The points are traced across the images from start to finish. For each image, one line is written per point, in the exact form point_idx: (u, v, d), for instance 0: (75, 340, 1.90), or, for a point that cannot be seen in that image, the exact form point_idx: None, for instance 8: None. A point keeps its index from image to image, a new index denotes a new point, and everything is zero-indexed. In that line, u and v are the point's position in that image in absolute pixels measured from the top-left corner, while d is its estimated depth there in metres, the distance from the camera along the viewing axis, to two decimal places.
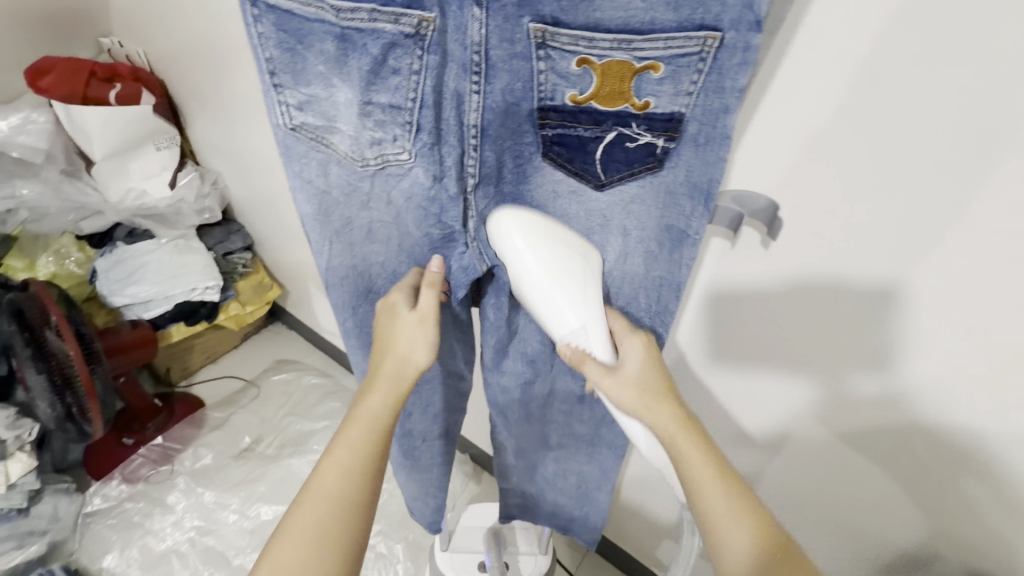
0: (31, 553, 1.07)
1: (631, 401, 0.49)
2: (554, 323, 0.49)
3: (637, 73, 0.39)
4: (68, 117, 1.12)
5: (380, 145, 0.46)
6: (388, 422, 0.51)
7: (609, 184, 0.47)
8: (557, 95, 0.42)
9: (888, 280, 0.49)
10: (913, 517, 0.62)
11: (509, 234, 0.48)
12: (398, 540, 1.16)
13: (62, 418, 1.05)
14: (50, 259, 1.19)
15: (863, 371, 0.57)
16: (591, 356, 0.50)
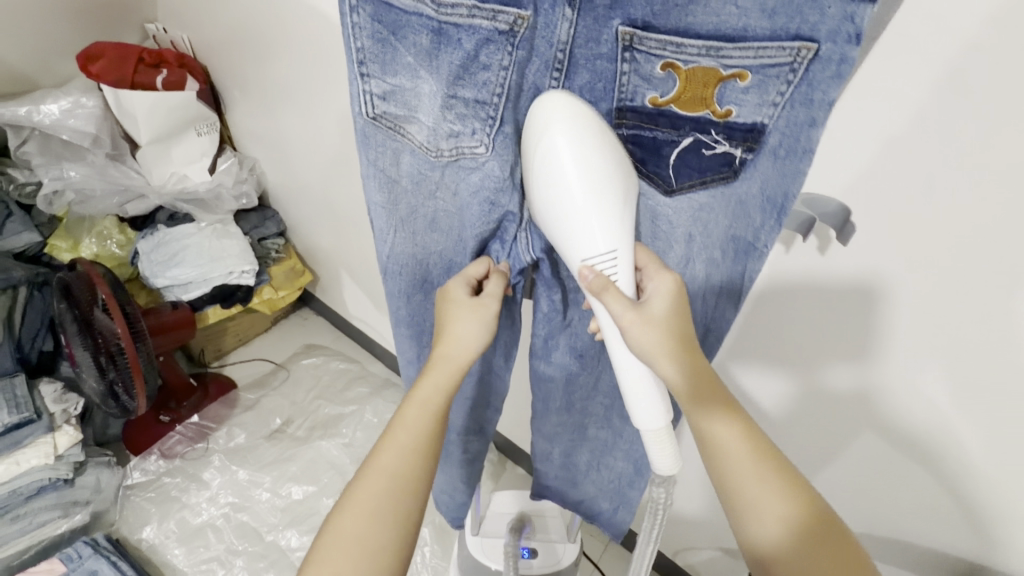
0: (76, 522, 1.13)
1: (652, 343, 0.45)
2: (577, 243, 0.45)
3: (723, 81, 0.40)
4: (116, 102, 1.15)
5: (457, 137, 0.47)
6: (440, 406, 0.51)
7: (679, 190, 0.46)
8: (638, 97, 0.43)
9: (868, 279, 0.54)
10: (945, 515, 0.63)
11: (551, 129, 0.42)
12: (425, 523, 1.19)
13: (106, 394, 1.10)
14: (93, 240, 1.23)
15: (840, 364, 0.62)
16: (615, 286, 0.45)
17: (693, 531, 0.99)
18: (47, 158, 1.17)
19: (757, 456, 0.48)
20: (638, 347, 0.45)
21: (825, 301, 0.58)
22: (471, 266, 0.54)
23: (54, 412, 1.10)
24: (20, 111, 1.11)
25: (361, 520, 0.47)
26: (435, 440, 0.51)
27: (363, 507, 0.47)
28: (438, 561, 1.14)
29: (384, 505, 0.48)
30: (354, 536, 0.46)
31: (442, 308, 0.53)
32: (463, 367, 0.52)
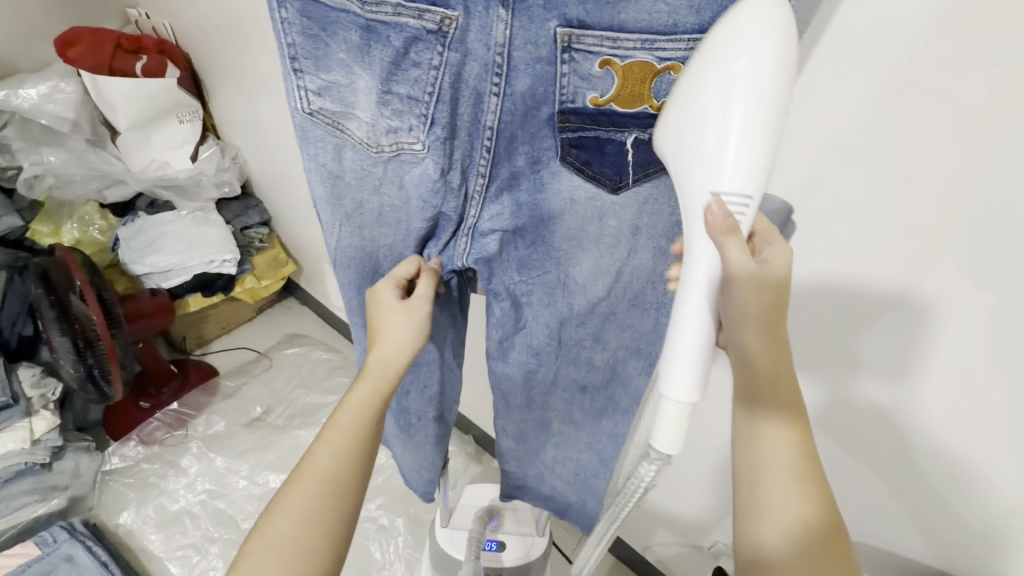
0: (53, 506, 1.13)
1: (752, 306, 0.40)
2: (710, 174, 0.36)
3: (659, 74, 0.40)
4: (95, 87, 1.14)
5: (395, 133, 0.47)
6: (376, 409, 0.52)
7: (624, 186, 0.47)
8: (579, 97, 0.43)
9: (903, 286, 0.50)
10: (904, 520, 0.64)
11: (736, 52, 0.34)
12: (400, 514, 1.20)
13: (84, 379, 1.08)
14: (75, 226, 1.23)
15: (872, 375, 0.58)
16: (739, 233, 0.37)
17: (662, 526, 1.00)
18: (27, 141, 1.16)
19: (801, 465, 0.47)
20: (734, 306, 0.40)
21: (854, 309, 0.55)
22: (399, 266, 0.56)
23: (31, 397, 1.11)
24: None
25: (293, 522, 0.47)
26: (367, 440, 0.51)
27: (294, 508, 0.48)
28: (411, 551, 1.15)
29: (314, 508, 0.48)
30: (284, 540, 0.47)
31: (372, 316, 0.56)
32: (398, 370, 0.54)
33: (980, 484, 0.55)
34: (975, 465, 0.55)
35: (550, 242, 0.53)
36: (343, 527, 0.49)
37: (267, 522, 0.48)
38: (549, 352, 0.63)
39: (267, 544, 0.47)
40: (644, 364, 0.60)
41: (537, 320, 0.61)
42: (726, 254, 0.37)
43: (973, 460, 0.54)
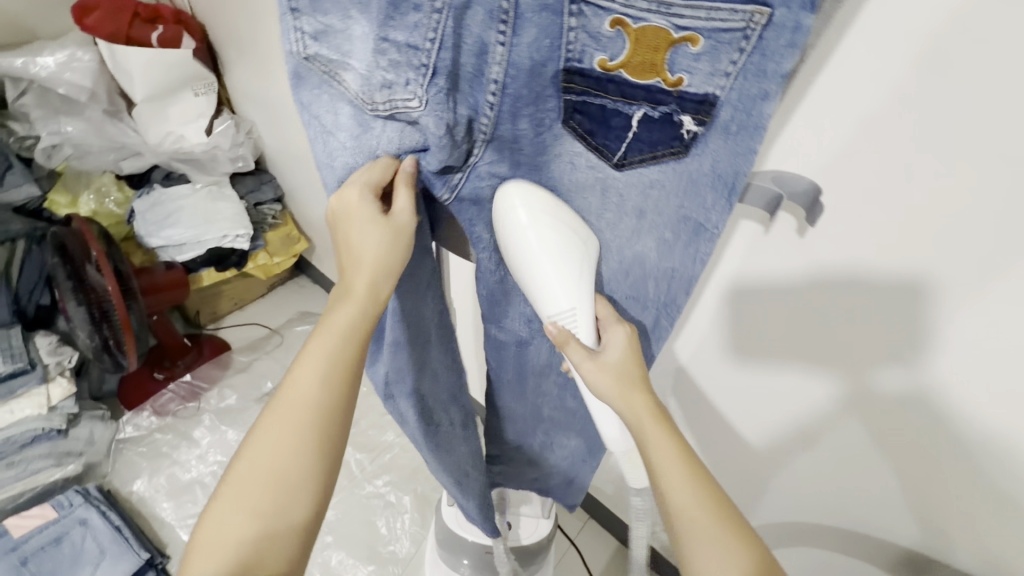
0: (69, 472, 1.15)
1: (608, 388, 0.49)
2: (544, 301, 0.48)
3: (674, 44, 0.33)
4: (112, 56, 1.14)
5: (390, 89, 0.36)
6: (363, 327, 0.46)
7: (627, 164, 0.40)
8: (586, 58, 0.36)
9: (912, 278, 0.43)
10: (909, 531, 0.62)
11: (514, 207, 0.43)
12: (407, 492, 1.21)
13: (99, 349, 1.10)
14: (91, 197, 1.24)
15: (889, 363, 0.50)
16: (576, 339, 0.49)
17: None
18: (44, 110, 1.16)
19: (711, 505, 0.45)
20: (596, 390, 0.49)
21: (865, 299, 0.47)
22: (371, 169, 0.40)
23: (48, 363, 1.12)
24: (17, 62, 1.10)
25: (276, 448, 0.44)
26: (356, 366, 0.47)
27: (278, 433, 0.44)
28: (417, 528, 1.16)
29: (295, 436, 0.44)
30: (266, 467, 0.44)
31: (336, 217, 0.44)
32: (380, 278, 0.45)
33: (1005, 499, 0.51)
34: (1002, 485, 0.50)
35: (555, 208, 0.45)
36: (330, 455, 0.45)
37: (251, 447, 0.45)
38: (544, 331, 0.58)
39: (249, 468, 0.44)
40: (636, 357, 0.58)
41: (521, 295, 0.55)
42: (571, 356, 0.49)
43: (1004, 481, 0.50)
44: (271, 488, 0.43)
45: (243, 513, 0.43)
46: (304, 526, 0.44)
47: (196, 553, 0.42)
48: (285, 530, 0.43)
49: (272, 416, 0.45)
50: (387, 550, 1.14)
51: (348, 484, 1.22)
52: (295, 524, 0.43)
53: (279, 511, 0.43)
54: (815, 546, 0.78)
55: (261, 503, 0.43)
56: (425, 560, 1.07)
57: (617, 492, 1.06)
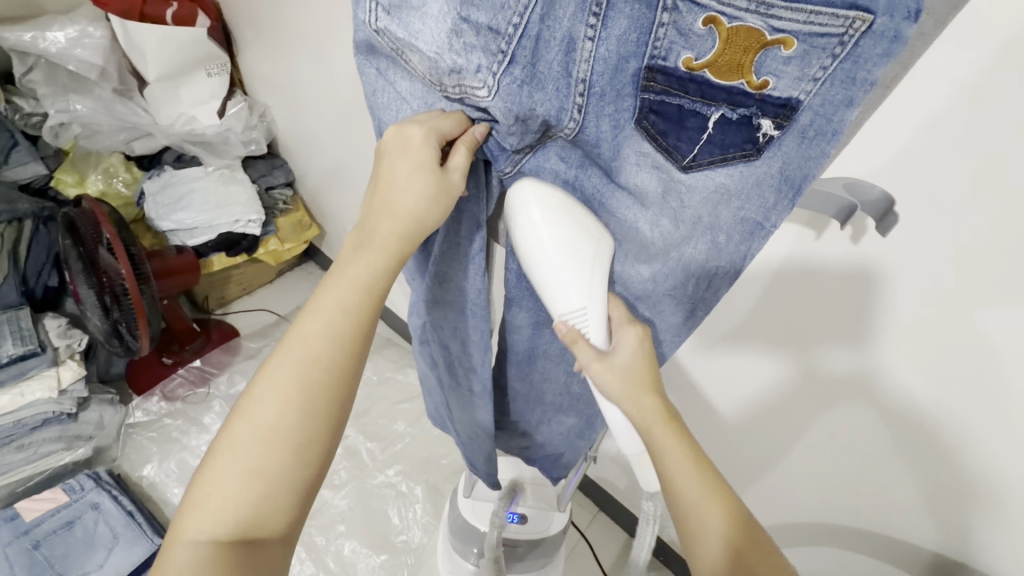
0: (79, 455, 1.15)
1: (616, 389, 0.46)
2: (554, 298, 0.44)
3: (765, 47, 0.32)
4: (124, 33, 1.10)
5: (459, 74, 0.37)
6: (377, 289, 0.44)
7: (695, 167, 0.38)
8: (672, 56, 0.34)
9: (859, 261, 0.51)
10: (925, 528, 0.64)
11: (527, 204, 0.42)
12: (419, 482, 1.22)
13: (110, 333, 1.11)
14: (99, 177, 1.21)
15: (839, 345, 0.59)
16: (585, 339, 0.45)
17: None
18: (53, 87, 1.13)
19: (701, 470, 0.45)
20: (604, 392, 0.46)
21: (819, 288, 0.56)
22: (443, 120, 0.41)
23: (59, 346, 1.11)
24: (26, 36, 1.06)
25: (277, 406, 0.42)
26: (368, 321, 0.44)
27: (282, 387, 0.42)
28: (429, 519, 1.17)
29: (303, 394, 0.42)
30: (266, 424, 0.41)
31: (385, 153, 0.42)
32: (407, 226, 0.43)
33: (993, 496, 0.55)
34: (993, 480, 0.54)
35: (607, 204, 0.45)
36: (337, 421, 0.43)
37: (251, 396, 0.42)
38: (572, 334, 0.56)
39: (247, 420, 0.42)
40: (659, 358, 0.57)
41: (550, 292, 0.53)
42: (579, 356, 0.46)
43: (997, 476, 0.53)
44: (272, 446, 0.41)
45: (242, 469, 0.41)
46: (307, 482, 0.43)
47: (193, 503, 0.41)
48: (284, 487, 0.42)
49: (273, 371, 0.43)
50: (399, 539, 1.14)
51: (359, 472, 1.22)
52: (296, 480, 0.42)
53: (280, 469, 0.41)
54: (830, 543, 0.79)
55: (263, 453, 0.41)
56: (437, 550, 1.07)
57: (630, 487, 1.07)
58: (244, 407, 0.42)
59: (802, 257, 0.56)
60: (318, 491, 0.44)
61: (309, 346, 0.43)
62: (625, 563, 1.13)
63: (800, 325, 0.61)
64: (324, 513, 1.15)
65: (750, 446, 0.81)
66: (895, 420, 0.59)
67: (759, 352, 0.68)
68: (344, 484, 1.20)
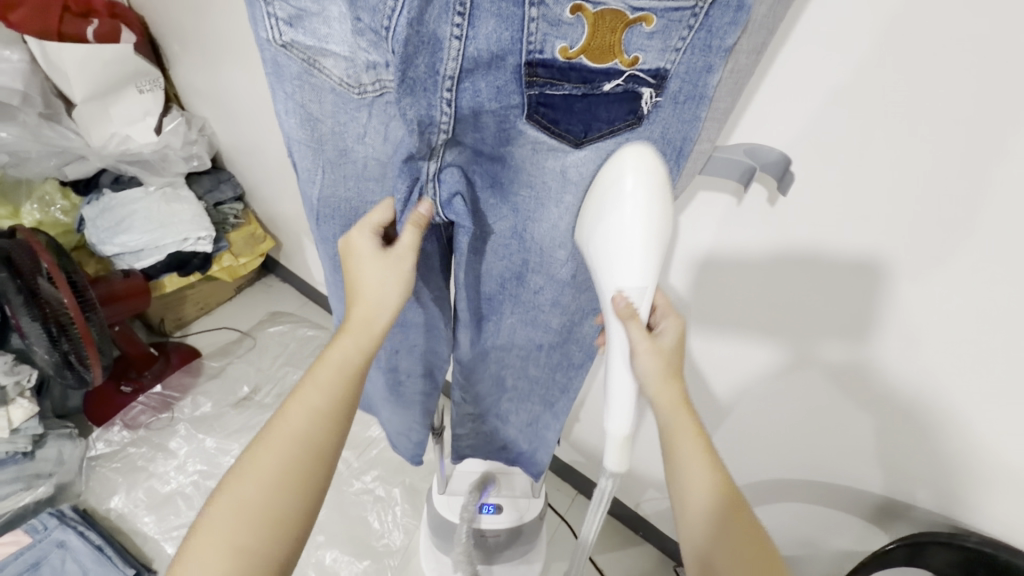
0: (39, 495, 1.11)
1: (654, 373, 0.45)
2: (612, 268, 0.42)
3: (629, 26, 0.35)
4: (44, 54, 1.07)
5: (375, 70, 0.42)
6: (357, 368, 0.49)
7: (587, 142, 0.42)
8: (547, 49, 0.37)
9: (869, 251, 0.52)
10: (868, 470, 0.70)
11: (621, 179, 0.40)
12: (396, 484, 1.22)
13: (60, 364, 1.04)
14: (35, 206, 1.16)
15: (835, 338, 0.61)
16: (640, 318, 0.43)
17: (653, 486, 1.03)
18: None
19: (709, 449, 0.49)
20: (641, 373, 0.45)
21: (821, 276, 0.57)
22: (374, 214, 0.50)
23: (8, 384, 1.07)
24: None
25: (266, 483, 0.45)
26: (347, 402, 0.48)
27: (268, 468, 0.46)
28: (410, 519, 1.17)
29: (284, 470, 0.46)
30: (254, 506, 0.45)
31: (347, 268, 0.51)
32: (376, 325, 0.49)
33: (946, 424, 0.58)
34: (949, 413, 0.57)
35: (509, 186, 0.49)
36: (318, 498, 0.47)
37: (242, 467, 0.47)
38: (503, 301, 0.61)
39: (236, 494, 0.45)
40: (600, 323, 0.61)
41: (479, 266, 0.57)
42: (630, 334, 0.43)
43: (956, 410, 0.56)
44: (252, 521, 0.45)
45: (222, 543, 0.44)
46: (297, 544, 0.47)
47: None
48: (275, 559, 0.45)
49: (259, 459, 0.46)
50: (380, 543, 1.14)
51: (335, 482, 1.21)
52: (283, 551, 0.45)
53: (261, 551, 0.44)
54: (792, 496, 0.83)
55: (245, 531, 0.44)
56: (420, 549, 1.08)
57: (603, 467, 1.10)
58: (223, 497, 0.46)
59: (782, 228, 0.57)
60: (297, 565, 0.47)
61: (290, 421, 0.47)
62: (607, 541, 1.15)
63: (771, 303, 0.64)
64: None
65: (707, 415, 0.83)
66: (888, 399, 0.62)
67: (717, 325, 0.72)
68: None
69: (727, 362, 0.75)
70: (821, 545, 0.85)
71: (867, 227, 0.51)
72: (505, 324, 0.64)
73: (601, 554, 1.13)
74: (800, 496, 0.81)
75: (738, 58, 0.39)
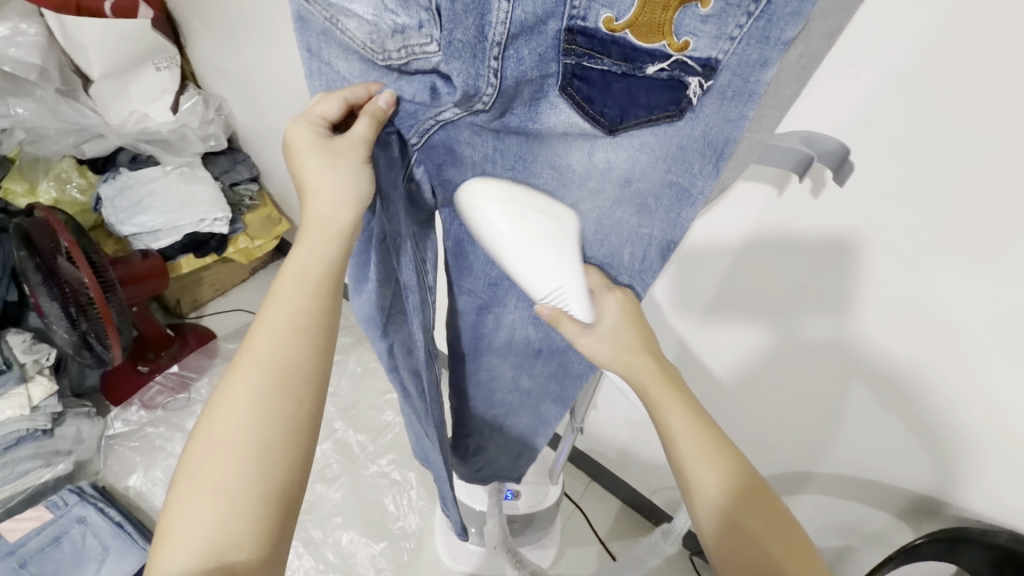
0: (59, 471, 1.11)
1: (608, 352, 0.51)
2: (531, 286, 0.46)
3: (684, 4, 0.33)
4: (61, 29, 1.05)
5: (403, 34, 0.37)
6: (321, 273, 0.47)
7: (622, 130, 0.40)
8: (591, 16, 0.34)
9: (839, 230, 0.54)
10: (894, 467, 0.69)
11: (482, 205, 0.43)
12: (412, 469, 1.23)
13: (79, 345, 1.06)
14: (51, 184, 1.15)
15: (818, 314, 0.63)
16: (567, 317, 0.49)
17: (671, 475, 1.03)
18: None
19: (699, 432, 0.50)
20: (597, 358, 0.51)
21: (806, 257, 0.59)
22: (323, 105, 0.44)
23: (25, 363, 1.09)
24: None
25: (240, 418, 0.43)
26: (314, 318, 0.47)
27: (243, 405, 0.43)
28: (425, 503, 1.18)
29: (260, 403, 0.43)
30: (231, 437, 0.42)
31: (302, 161, 0.47)
32: (341, 229, 0.46)
33: (987, 427, 0.57)
34: (990, 416, 0.56)
35: (532, 169, 0.45)
36: (302, 425, 0.45)
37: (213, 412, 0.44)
38: (508, 290, 0.58)
39: (209, 438, 0.42)
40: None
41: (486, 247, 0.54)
42: (565, 331, 0.50)
43: (999, 417, 0.55)
44: (231, 461, 0.42)
45: (202, 491, 0.41)
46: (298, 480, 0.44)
47: (165, 534, 0.41)
48: (264, 498, 0.42)
49: (229, 396, 0.44)
50: (396, 526, 1.15)
51: (351, 465, 1.22)
52: (268, 492, 0.42)
53: (251, 490, 0.41)
54: (815, 489, 0.83)
55: (223, 473, 0.41)
56: (436, 532, 1.09)
57: (619, 456, 1.10)
58: (195, 446, 0.43)
59: (817, 220, 0.55)
60: (293, 510, 0.44)
61: (259, 349, 0.45)
62: (621, 528, 1.16)
63: (798, 292, 0.62)
64: (319, 507, 1.15)
65: (731, 406, 0.83)
66: (875, 382, 0.64)
67: (743, 322, 0.71)
68: (337, 477, 1.20)
69: (756, 357, 0.74)
70: (841, 536, 0.85)
71: (909, 225, 0.49)
72: (507, 318, 0.61)
73: (614, 540, 1.14)
74: (823, 489, 0.81)
75: (809, 39, 0.36)
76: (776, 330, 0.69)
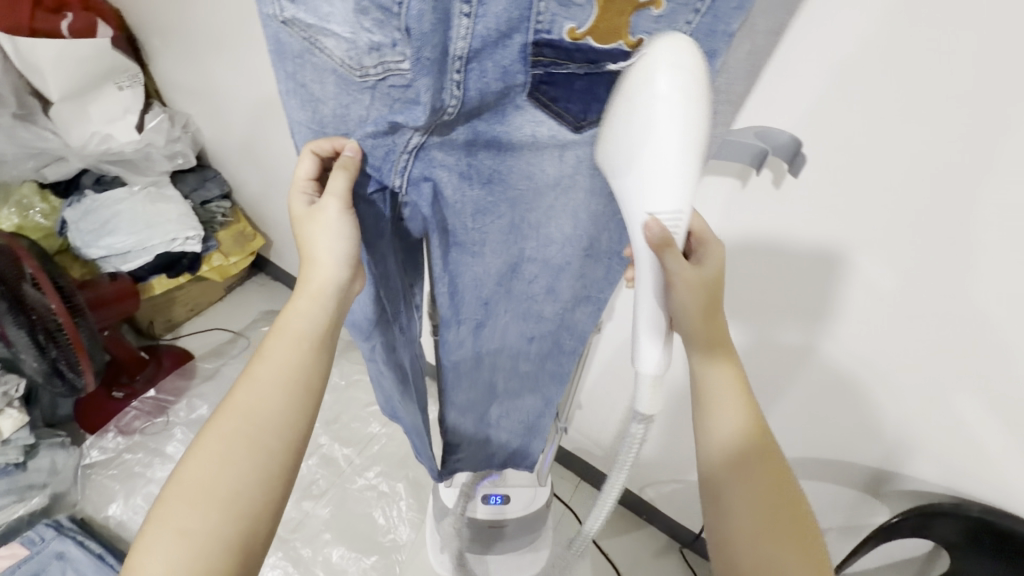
0: (33, 505, 1.09)
1: (694, 287, 0.45)
2: (647, 193, 0.38)
3: (638, 8, 0.35)
4: (16, 51, 1.02)
5: (379, 52, 0.34)
6: (314, 335, 0.48)
7: (586, 126, 0.42)
8: (556, 28, 0.35)
9: (828, 241, 0.55)
10: (870, 450, 0.71)
11: (656, 76, 0.34)
12: (400, 479, 1.21)
13: (49, 373, 1.02)
14: (12, 211, 1.12)
15: (793, 321, 0.65)
16: (673, 246, 0.41)
17: (657, 470, 1.04)
18: None
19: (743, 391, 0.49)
20: (678, 291, 0.45)
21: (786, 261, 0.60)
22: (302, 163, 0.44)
23: None
24: None
25: (212, 466, 0.43)
26: (303, 376, 0.47)
27: (218, 453, 0.44)
28: (415, 513, 1.17)
29: (236, 452, 0.44)
30: (205, 479, 0.43)
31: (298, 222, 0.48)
32: (327, 292, 0.48)
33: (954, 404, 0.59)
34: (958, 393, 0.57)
35: (508, 181, 0.47)
36: (279, 480, 0.45)
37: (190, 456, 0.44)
38: (498, 303, 0.59)
39: (184, 483, 0.43)
40: (593, 310, 0.60)
41: (472, 270, 0.55)
42: (665, 256, 0.41)
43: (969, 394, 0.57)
44: (198, 508, 0.42)
45: (167, 535, 0.41)
46: (261, 534, 0.44)
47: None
48: (227, 548, 0.42)
49: (205, 444, 0.44)
50: (386, 538, 1.14)
51: (338, 479, 1.21)
52: (231, 540, 0.42)
53: (210, 539, 0.42)
54: None
55: (189, 520, 0.42)
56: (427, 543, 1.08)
57: (606, 453, 1.11)
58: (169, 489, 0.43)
59: (781, 213, 0.56)
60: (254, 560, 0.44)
61: (247, 399, 0.46)
62: (611, 525, 1.16)
63: (773, 284, 0.63)
64: (306, 524, 1.13)
65: None
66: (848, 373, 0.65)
67: None
68: (324, 493, 1.18)
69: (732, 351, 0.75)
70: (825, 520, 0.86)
71: (868, 211, 0.50)
72: (499, 324, 0.62)
73: (604, 538, 1.14)
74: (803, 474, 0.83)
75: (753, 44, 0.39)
76: (752, 332, 0.70)
